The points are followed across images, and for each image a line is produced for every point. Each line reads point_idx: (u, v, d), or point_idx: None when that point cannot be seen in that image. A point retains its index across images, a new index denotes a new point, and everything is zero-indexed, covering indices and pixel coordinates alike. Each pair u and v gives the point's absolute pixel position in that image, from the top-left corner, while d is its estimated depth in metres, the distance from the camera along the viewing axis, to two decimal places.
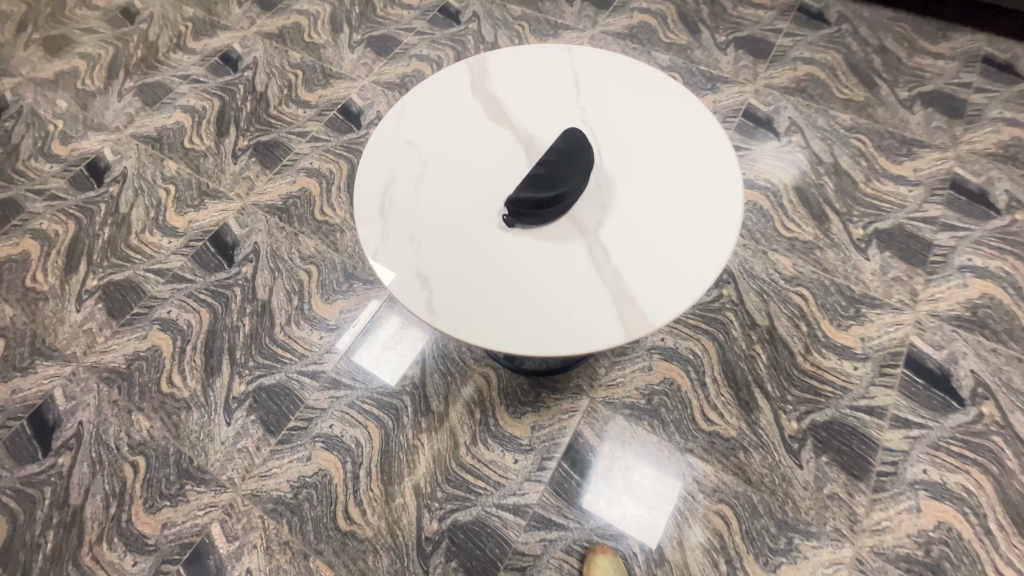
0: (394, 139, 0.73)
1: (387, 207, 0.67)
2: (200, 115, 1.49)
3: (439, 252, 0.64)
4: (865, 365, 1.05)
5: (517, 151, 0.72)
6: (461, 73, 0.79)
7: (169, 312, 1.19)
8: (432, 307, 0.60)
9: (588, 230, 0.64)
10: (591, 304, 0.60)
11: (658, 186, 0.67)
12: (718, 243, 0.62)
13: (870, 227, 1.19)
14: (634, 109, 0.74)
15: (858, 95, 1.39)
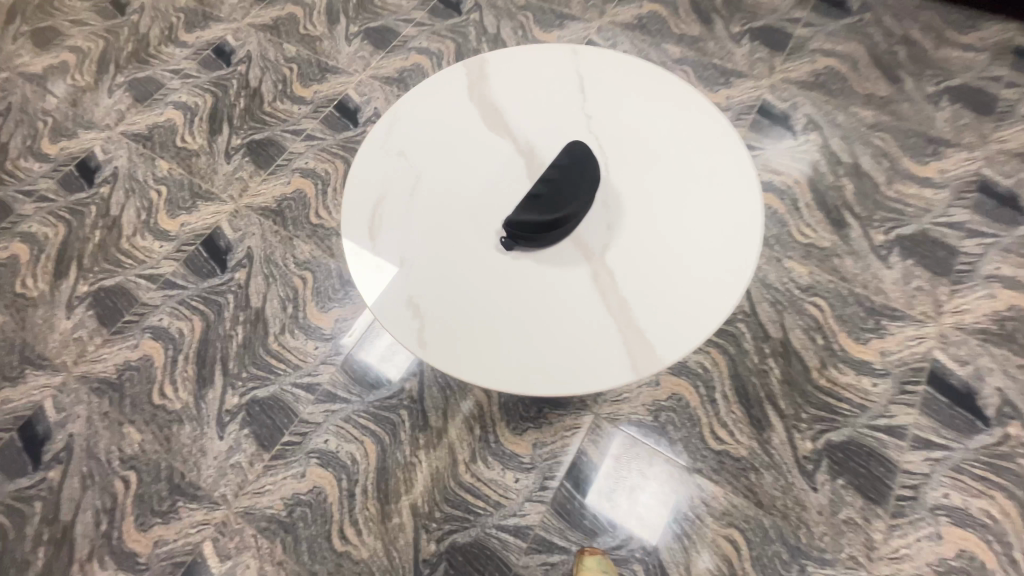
0: (385, 150, 0.69)
1: (377, 228, 0.65)
2: (192, 112, 1.43)
3: (431, 279, 0.62)
4: (885, 381, 0.99)
5: (518, 164, 0.68)
6: (456, 75, 0.75)
7: (160, 320, 1.16)
8: (422, 339, 0.59)
9: (593, 255, 0.63)
10: (595, 336, 0.59)
11: (673, 210, 0.64)
12: (733, 274, 0.60)
13: (892, 233, 1.13)
14: (650, 123, 0.71)
15: (881, 90, 1.32)
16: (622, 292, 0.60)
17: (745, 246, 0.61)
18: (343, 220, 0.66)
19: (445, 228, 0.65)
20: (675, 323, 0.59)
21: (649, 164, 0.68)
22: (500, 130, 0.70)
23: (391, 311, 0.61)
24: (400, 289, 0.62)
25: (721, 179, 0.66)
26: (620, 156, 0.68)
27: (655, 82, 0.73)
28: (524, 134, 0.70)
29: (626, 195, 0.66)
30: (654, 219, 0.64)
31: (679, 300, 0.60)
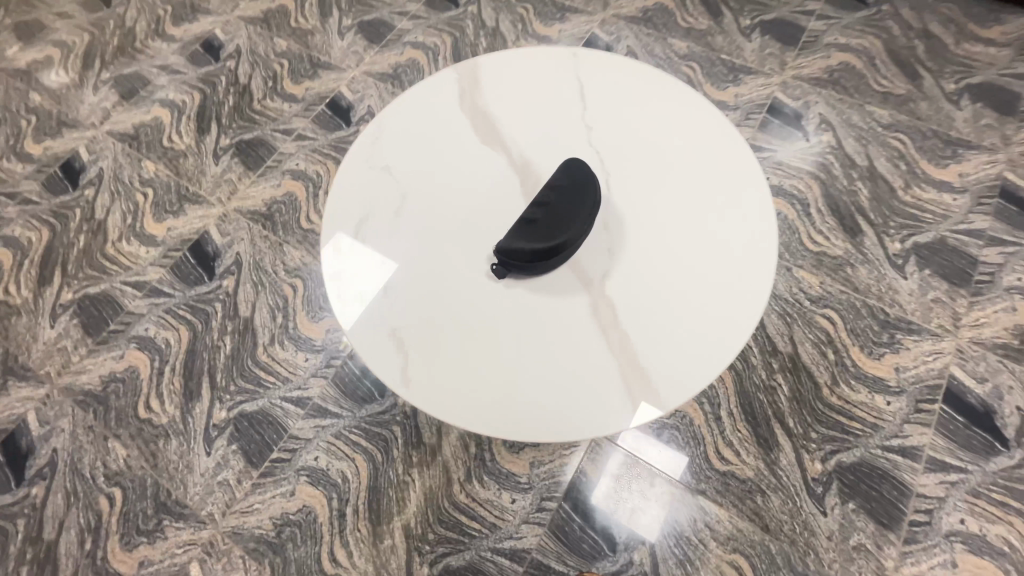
0: (370, 165, 0.72)
1: (363, 248, 0.67)
2: (179, 110, 1.38)
3: (415, 313, 0.63)
4: (899, 399, 0.95)
5: (511, 182, 0.70)
6: (449, 96, 0.77)
7: (146, 330, 1.12)
8: (407, 378, 0.60)
9: (592, 283, 0.63)
10: (593, 373, 0.59)
11: (684, 246, 0.65)
12: (744, 317, 0.61)
13: (908, 241, 1.08)
14: (663, 152, 0.71)
15: (899, 87, 1.25)
16: (627, 329, 0.61)
17: (757, 287, 0.62)
18: (325, 235, 0.68)
19: (435, 250, 0.66)
20: (680, 363, 0.59)
21: (661, 196, 0.68)
22: (493, 145, 0.73)
23: (372, 340, 0.62)
24: (389, 316, 0.63)
25: (734, 228, 0.65)
26: (629, 187, 0.68)
27: (672, 109, 0.74)
28: (519, 149, 0.72)
29: (634, 228, 0.66)
30: (663, 254, 0.64)
31: (687, 340, 0.60)
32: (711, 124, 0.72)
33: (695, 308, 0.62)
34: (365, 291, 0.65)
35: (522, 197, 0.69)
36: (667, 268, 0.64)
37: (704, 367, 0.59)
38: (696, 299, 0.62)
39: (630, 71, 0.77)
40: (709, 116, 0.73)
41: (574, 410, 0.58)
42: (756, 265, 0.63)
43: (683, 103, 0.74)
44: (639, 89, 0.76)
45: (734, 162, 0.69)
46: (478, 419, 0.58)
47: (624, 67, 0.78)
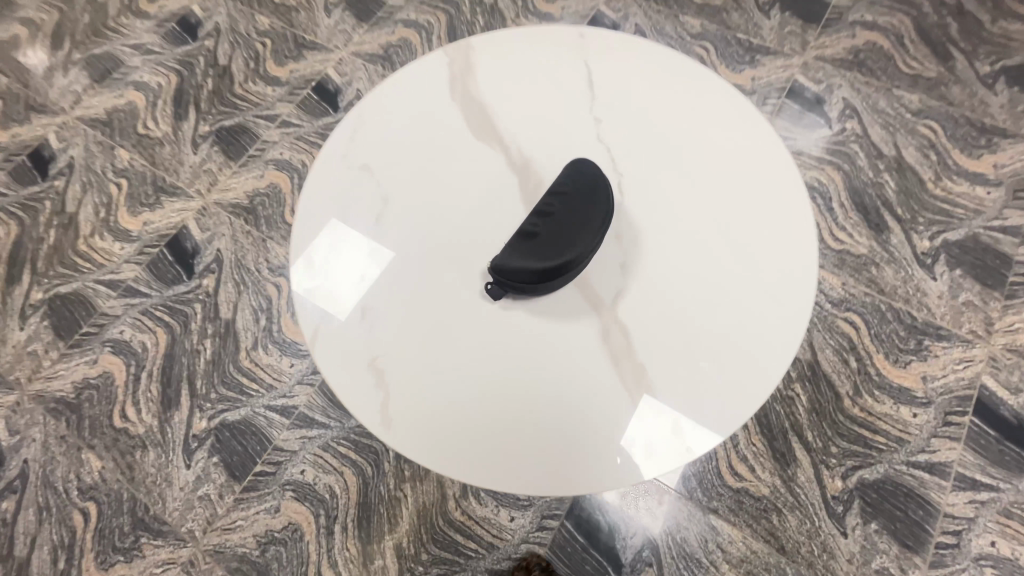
0: (347, 165, 0.65)
1: (338, 265, 0.61)
2: (154, 93, 1.28)
3: (395, 342, 0.58)
4: (927, 412, 0.88)
5: (509, 186, 0.64)
6: (433, 87, 0.69)
7: (121, 332, 1.05)
8: (385, 416, 0.56)
9: (604, 306, 0.58)
10: (604, 412, 0.55)
11: (714, 272, 0.59)
12: (767, 347, 0.56)
13: (938, 239, 1.00)
14: (692, 162, 0.64)
15: (930, 69, 1.16)
16: (647, 366, 0.56)
17: (783, 318, 0.57)
18: (297, 249, 0.62)
19: (425, 266, 0.61)
20: (705, 406, 0.55)
21: (687, 214, 0.61)
22: (489, 142, 0.66)
23: (354, 375, 0.57)
24: (375, 347, 0.58)
25: (755, 242, 0.60)
26: (651, 203, 0.62)
27: (702, 110, 0.66)
28: (518, 145, 0.66)
29: (655, 251, 0.60)
30: (688, 282, 0.59)
31: (713, 382, 0.56)
32: (746, 128, 0.65)
33: (724, 343, 0.57)
34: (339, 314, 0.60)
35: (521, 202, 0.64)
36: (693, 298, 0.58)
37: (733, 411, 0.55)
38: (726, 334, 0.57)
39: (653, 62, 0.69)
40: (743, 118, 0.65)
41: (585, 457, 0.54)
42: (794, 295, 0.58)
43: (713, 103, 0.66)
44: (664, 85, 0.68)
45: (772, 174, 0.62)
46: (468, 465, 0.54)
47: (644, 58, 0.69)
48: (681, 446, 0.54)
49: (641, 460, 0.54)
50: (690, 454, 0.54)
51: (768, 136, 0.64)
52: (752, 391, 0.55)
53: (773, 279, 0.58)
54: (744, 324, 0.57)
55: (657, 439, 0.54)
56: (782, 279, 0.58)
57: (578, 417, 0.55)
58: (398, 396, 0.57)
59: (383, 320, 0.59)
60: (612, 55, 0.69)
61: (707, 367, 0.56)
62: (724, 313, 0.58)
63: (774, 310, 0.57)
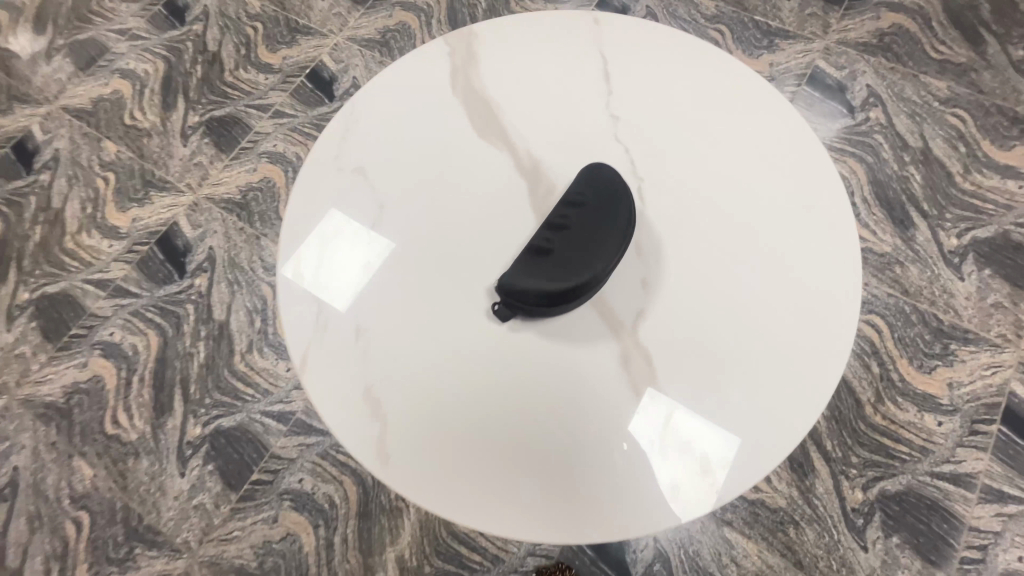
0: (341, 168, 0.62)
1: (330, 281, 0.58)
2: (142, 82, 1.22)
3: (390, 366, 0.55)
4: (952, 420, 0.84)
5: (517, 194, 0.61)
6: (430, 84, 0.65)
7: (110, 334, 1.01)
8: (381, 449, 0.53)
9: (623, 329, 0.55)
10: (621, 448, 0.52)
11: (748, 295, 0.55)
12: (797, 362, 0.53)
13: (966, 237, 0.95)
14: (725, 174, 0.60)
15: (959, 54, 1.09)
16: (671, 400, 0.53)
17: (812, 330, 0.54)
18: (285, 261, 0.58)
19: (426, 281, 0.58)
20: (736, 445, 0.52)
21: (719, 232, 0.58)
22: (494, 143, 0.62)
23: (350, 405, 0.54)
24: (369, 373, 0.55)
25: (779, 250, 0.57)
26: (679, 219, 0.58)
27: (736, 116, 0.62)
28: (526, 146, 0.62)
29: (682, 271, 0.56)
30: (720, 306, 0.55)
31: (747, 417, 0.52)
32: (782, 139, 0.61)
33: (759, 374, 0.53)
34: (333, 334, 0.56)
35: (531, 211, 0.60)
36: (726, 324, 0.55)
37: (768, 450, 0.51)
38: (762, 364, 0.53)
39: (680, 62, 0.65)
40: (778, 128, 0.61)
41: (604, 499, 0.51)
42: (833, 324, 0.54)
43: (746, 109, 0.62)
44: (694, 89, 0.63)
45: (810, 190, 0.59)
46: (470, 502, 0.51)
47: (670, 57, 0.65)
48: (710, 492, 0.50)
49: (668, 506, 0.50)
50: (720, 501, 0.50)
51: (793, 141, 0.61)
52: (789, 427, 0.52)
53: (811, 303, 0.55)
54: (781, 353, 0.54)
55: (685, 484, 0.51)
56: (820, 305, 0.55)
57: (597, 455, 0.51)
58: (395, 427, 0.53)
59: (380, 343, 0.56)
60: (635, 53, 0.65)
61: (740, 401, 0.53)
62: (748, 328, 0.54)
63: (812, 338, 0.54)
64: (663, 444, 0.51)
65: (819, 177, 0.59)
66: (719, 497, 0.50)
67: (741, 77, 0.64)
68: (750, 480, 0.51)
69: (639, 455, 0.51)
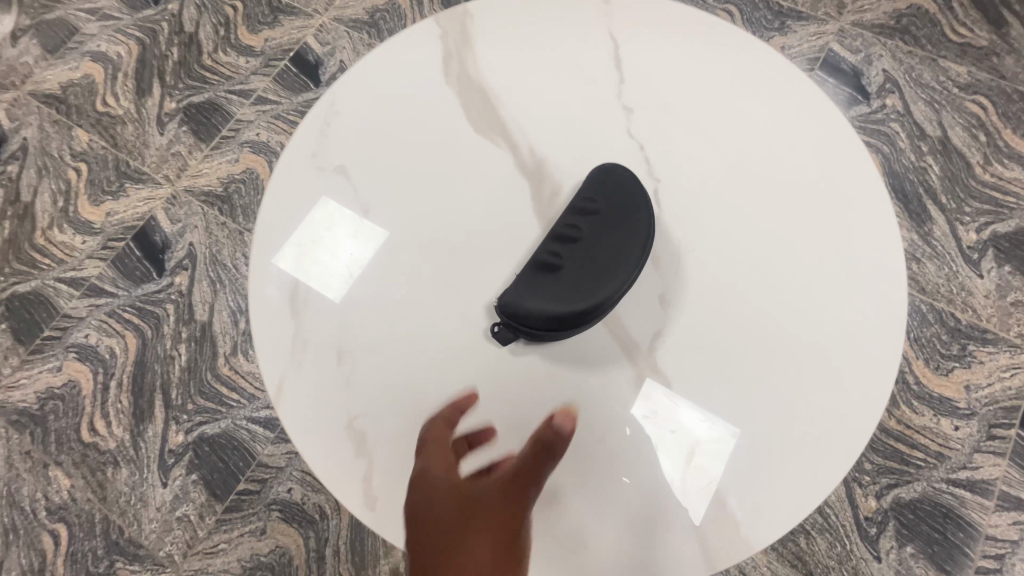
0: (320, 168, 0.57)
1: (309, 303, 0.54)
2: (115, 66, 1.12)
3: (374, 398, 0.52)
4: (970, 424, 0.81)
5: (517, 202, 0.56)
6: (421, 77, 0.59)
7: (85, 337, 0.95)
8: (367, 488, 0.50)
9: (638, 352, 0.52)
10: (626, 481, 0.50)
11: (784, 315, 0.52)
12: (823, 373, 0.51)
13: (985, 231, 0.90)
14: (760, 180, 0.55)
15: (980, 37, 1.02)
16: (695, 431, 0.50)
17: (840, 340, 0.52)
18: (261, 279, 0.54)
19: (414, 298, 0.54)
20: (765, 484, 0.50)
21: (754, 247, 0.54)
22: (491, 138, 0.57)
23: (332, 434, 0.51)
24: (353, 404, 0.52)
25: (806, 256, 0.54)
26: (711, 233, 0.54)
27: (771, 113, 0.57)
28: (529, 145, 0.57)
29: (702, 281, 0.53)
30: (754, 327, 0.52)
31: (781, 449, 0.50)
32: (820, 138, 0.56)
33: (796, 401, 0.51)
34: (312, 362, 0.53)
35: (533, 221, 0.55)
36: (760, 347, 0.52)
37: (806, 484, 0.49)
38: (799, 389, 0.51)
39: (704, 49, 0.59)
40: (816, 125, 0.57)
41: (614, 536, 0.49)
42: (875, 343, 0.52)
43: (781, 105, 0.57)
44: (723, 81, 0.58)
45: (852, 195, 0.55)
46: None
47: (693, 42, 0.59)
48: (736, 534, 0.49)
49: (688, 548, 0.49)
50: (750, 544, 0.49)
51: (822, 132, 0.57)
52: (830, 456, 0.50)
53: (838, 312, 0.52)
54: (821, 376, 0.51)
55: (709, 525, 0.49)
56: (861, 323, 0.52)
57: (603, 489, 0.50)
58: (381, 466, 0.51)
59: (364, 367, 0.52)
60: (650, 35, 0.59)
61: (772, 432, 0.50)
62: (772, 339, 0.52)
63: (853, 359, 0.52)
64: (687, 485, 0.49)
65: (861, 181, 0.55)
66: (747, 540, 0.49)
67: (774, 66, 0.58)
68: (784, 521, 0.49)
69: (660, 498, 0.49)
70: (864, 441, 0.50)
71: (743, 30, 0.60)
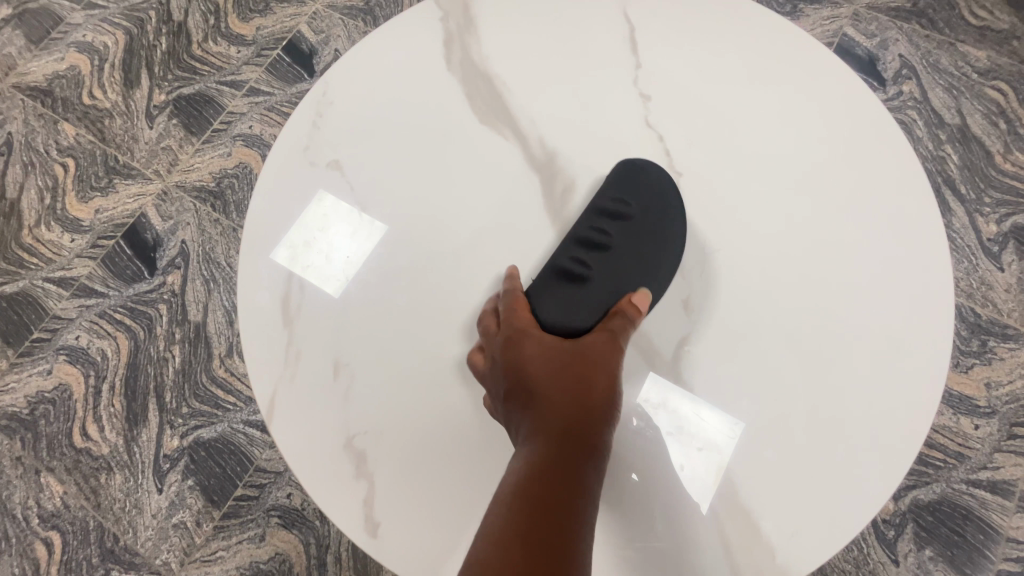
0: (314, 163, 0.54)
1: (303, 308, 0.51)
2: (101, 56, 1.07)
3: (372, 410, 0.49)
4: (990, 423, 0.78)
5: (524, 199, 0.53)
6: (424, 66, 0.56)
7: (76, 339, 0.92)
8: (366, 504, 0.48)
9: (661, 361, 0.50)
10: (646, 480, 0.48)
11: (826, 320, 0.50)
12: (862, 377, 0.49)
13: (1007, 222, 0.86)
14: (797, 176, 0.52)
15: (1001, 20, 0.95)
16: (722, 442, 0.48)
17: (879, 341, 0.49)
18: (251, 284, 0.51)
19: (415, 305, 0.51)
20: (795, 501, 0.47)
21: (792, 246, 0.51)
22: (497, 128, 0.54)
23: (328, 449, 0.49)
24: (351, 418, 0.49)
25: (843, 250, 0.51)
26: (744, 234, 0.51)
27: (804, 102, 0.54)
28: (538, 136, 0.54)
29: (733, 281, 0.51)
30: (793, 331, 0.50)
31: (820, 464, 0.47)
32: (861, 129, 0.53)
33: (838, 411, 0.48)
34: (305, 372, 0.50)
35: (542, 219, 0.52)
36: (799, 354, 0.49)
37: (850, 502, 0.47)
38: (836, 395, 0.48)
39: (729, 34, 0.55)
40: (854, 115, 0.53)
41: (625, 541, 0.47)
42: (925, 349, 0.49)
43: (814, 93, 0.54)
44: (751, 67, 0.54)
45: (896, 191, 0.52)
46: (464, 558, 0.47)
47: (714, 26, 0.55)
48: (760, 548, 0.46)
49: (707, 560, 0.46)
50: (778, 565, 0.46)
51: (860, 122, 0.53)
52: (878, 470, 0.47)
53: (877, 310, 0.50)
54: (867, 381, 0.49)
55: (730, 536, 0.47)
56: (908, 328, 0.49)
57: (621, 492, 0.48)
58: (380, 481, 0.48)
59: (363, 380, 0.50)
60: (671, 19, 0.56)
61: (810, 445, 0.48)
62: (807, 341, 0.49)
63: (900, 365, 0.49)
64: (705, 495, 0.47)
65: (905, 177, 0.52)
66: (775, 560, 0.46)
67: (803, 51, 0.55)
68: (822, 544, 0.46)
69: (674, 502, 0.47)
70: (914, 455, 0.47)
71: (769, 12, 0.56)
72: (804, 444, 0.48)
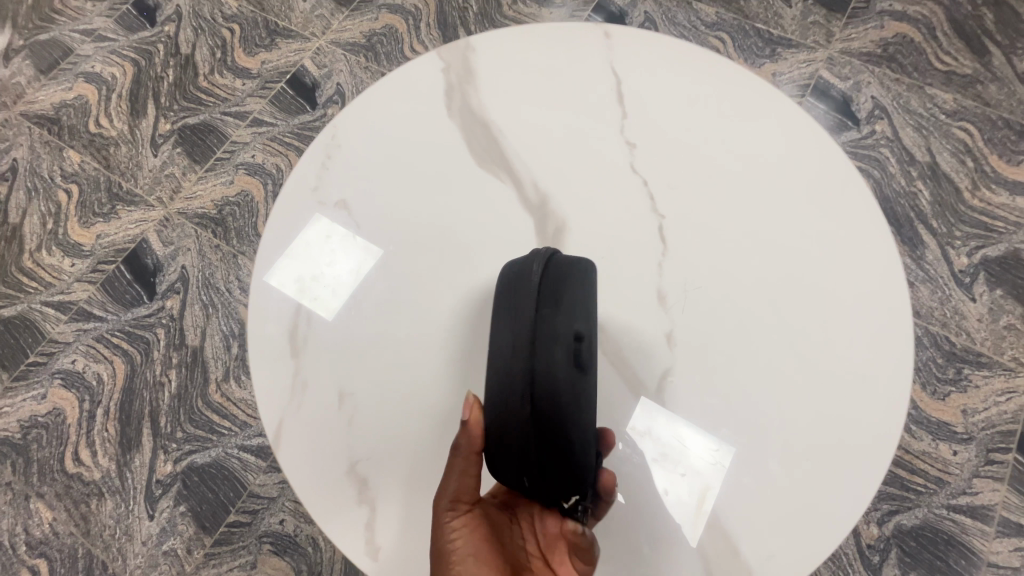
0: (320, 202, 0.57)
1: (309, 337, 0.53)
2: (109, 87, 1.10)
3: (375, 434, 0.51)
4: (967, 449, 0.81)
5: (523, 232, 0.56)
6: (428, 109, 0.59)
7: (72, 363, 0.93)
8: (370, 523, 0.49)
9: (648, 388, 0.52)
10: (629, 498, 0.50)
11: (797, 360, 0.52)
12: (832, 405, 0.51)
13: (977, 254, 0.90)
14: (769, 223, 0.56)
15: (964, 66, 1.01)
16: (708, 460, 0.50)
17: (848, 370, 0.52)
18: (259, 316, 0.54)
19: (413, 340, 0.53)
20: (773, 531, 0.49)
21: (765, 278, 0.54)
22: (492, 171, 0.58)
23: (332, 471, 0.50)
24: (354, 441, 0.51)
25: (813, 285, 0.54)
26: (719, 275, 0.55)
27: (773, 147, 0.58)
28: (531, 176, 0.57)
29: (710, 313, 0.54)
30: (766, 360, 0.52)
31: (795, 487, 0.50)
32: (824, 176, 0.57)
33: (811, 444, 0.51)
34: (308, 398, 0.52)
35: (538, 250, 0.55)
36: (773, 382, 0.52)
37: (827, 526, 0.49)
38: (808, 422, 0.51)
39: (705, 85, 0.60)
40: (820, 161, 0.58)
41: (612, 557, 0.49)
42: (893, 385, 0.52)
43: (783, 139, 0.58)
44: (725, 115, 0.59)
45: (859, 232, 0.56)
46: None
47: (691, 79, 0.60)
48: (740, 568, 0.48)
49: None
50: None
51: (824, 166, 0.57)
52: (851, 496, 0.49)
53: (845, 343, 0.53)
54: (836, 408, 0.51)
55: (713, 554, 0.48)
56: (874, 364, 0.52)
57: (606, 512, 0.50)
58: (383, 502, 0.50)
59: (366, 407, 0.51)
60: (651, 70, 0.60)
61: (786, 469, 0.50)
62: (780, 370, 0.52)
63: (868, 398, 0.51)
64: (693, 510, 0.49)
65: (866, 218, 0.56)
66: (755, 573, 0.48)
67: (772, 101, 0.60)
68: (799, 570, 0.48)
69: (663, 523, 0.49)
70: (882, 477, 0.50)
71: (740, 66, 0.61)
72: (782, 473, 0.50)
